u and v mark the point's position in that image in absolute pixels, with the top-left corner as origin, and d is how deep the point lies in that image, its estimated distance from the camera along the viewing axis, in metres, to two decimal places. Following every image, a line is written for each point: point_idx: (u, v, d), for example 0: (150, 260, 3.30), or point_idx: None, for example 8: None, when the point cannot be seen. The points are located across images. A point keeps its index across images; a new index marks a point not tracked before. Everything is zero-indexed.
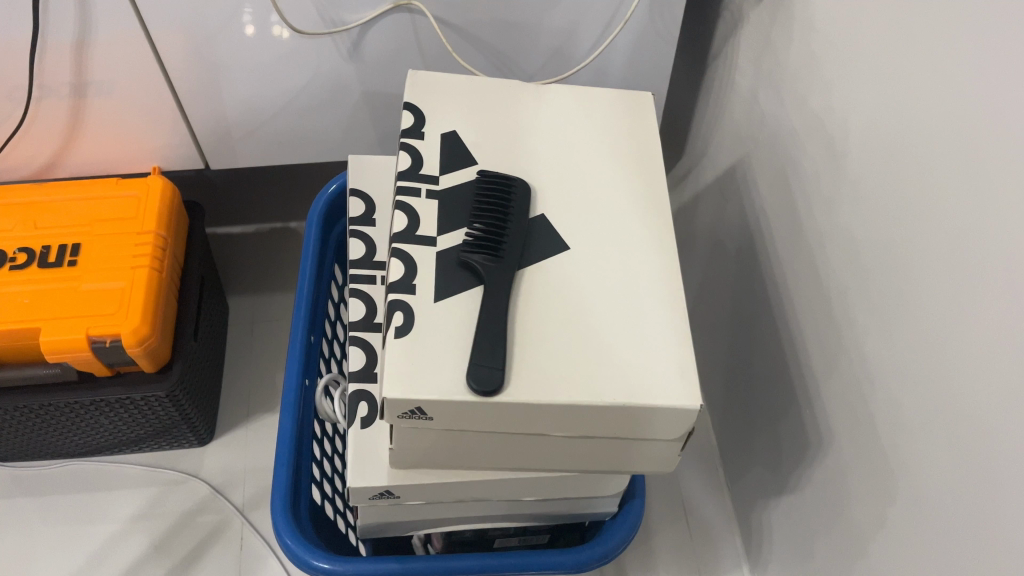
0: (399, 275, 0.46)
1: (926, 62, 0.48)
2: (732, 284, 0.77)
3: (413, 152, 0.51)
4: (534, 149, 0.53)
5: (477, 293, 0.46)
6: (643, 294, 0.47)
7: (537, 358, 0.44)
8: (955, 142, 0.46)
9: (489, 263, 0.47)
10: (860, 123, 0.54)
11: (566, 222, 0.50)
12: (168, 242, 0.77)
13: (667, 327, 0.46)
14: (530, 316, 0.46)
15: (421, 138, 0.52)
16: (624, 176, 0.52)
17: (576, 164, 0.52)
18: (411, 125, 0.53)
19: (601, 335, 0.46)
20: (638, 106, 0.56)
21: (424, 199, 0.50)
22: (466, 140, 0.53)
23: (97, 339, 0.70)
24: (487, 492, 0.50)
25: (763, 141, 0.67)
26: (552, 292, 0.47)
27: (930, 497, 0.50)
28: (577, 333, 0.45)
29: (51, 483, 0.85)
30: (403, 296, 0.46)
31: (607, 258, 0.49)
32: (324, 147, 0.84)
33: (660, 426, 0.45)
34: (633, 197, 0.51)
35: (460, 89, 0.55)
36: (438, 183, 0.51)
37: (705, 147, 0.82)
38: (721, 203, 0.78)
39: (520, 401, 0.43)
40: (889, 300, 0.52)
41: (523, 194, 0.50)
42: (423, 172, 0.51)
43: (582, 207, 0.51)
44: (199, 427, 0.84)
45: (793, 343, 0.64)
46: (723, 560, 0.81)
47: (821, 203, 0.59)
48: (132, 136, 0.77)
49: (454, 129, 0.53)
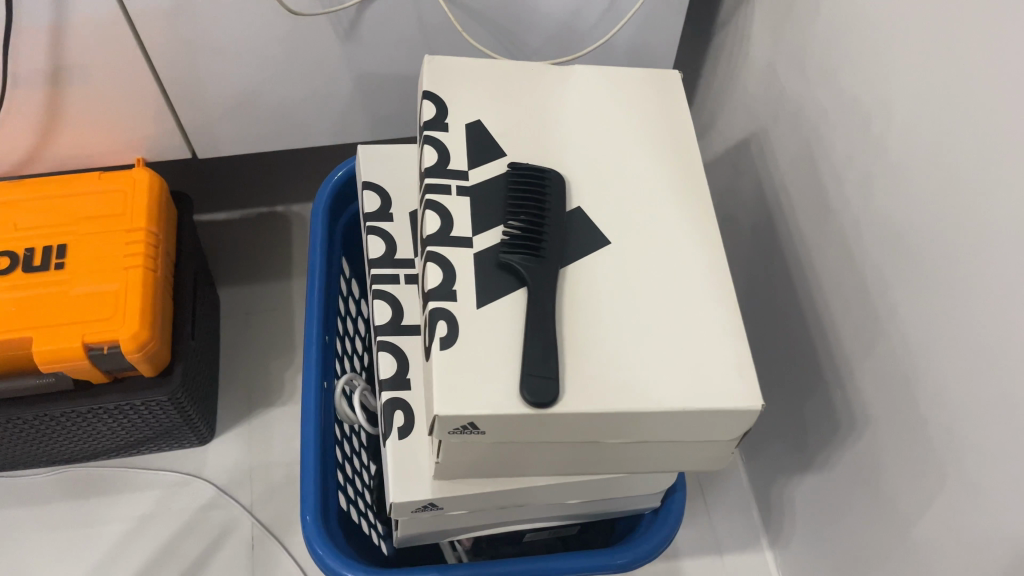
0: (437, 282, 0.44)
1: (970, 35, 0.46)
2: (749, 260, 0.75)
3: (439, 146, 0.49)
4: (564, 137, 0.51)
5: (521, 296, 0.44)
6: (692, 289, 0.46)
7: (590, 365, 0.42)
8: (1005, 120, 0.45)
9: (531, 264, 0.44)
10: (895, 98, 0.53)
11: (606, 215, 0.48)
12: (159, 238, 0.73)
13: (720, 323, 0.45)
14: (578, 318, 0.44)
15: (445, 131, 0.49)
16: (660, 164, 0.51)
17: (611, 154, 0.50)
18: (433, 117, 0.50)
19: (653, 336, 0.44)
20: (668, 89, 0.54)
21: (454, 197, 0.47)
22: (491, 129, 0.50)
23: (94, 346, 0.66)
24: (533, 497, 0.49)
25: (787, 113, 0.66)
26: (599, 291, 0.45)
27: (978, 481, 0.49)
28: (630, 333, 0.44)
29: (47, 491, 0.81)
30: (444, 304, 0.43)
31: (650, 253, 0.47)
32: (319, 132, 0.80)
33: (718, 427, 0.43)
34: (672, 187, 0.50)
35: (481, 73, 0.52)
36: (467, 179, 0.48)
37: (715, 119, 0.80)
38: (734, 177, 0.76)
39: (577, 411, 0.41)
40: (930, 281, 0.51)
41: (558, 185, 0.48)
42: (451, 167, 0.48)
43: (620, 198, 0.49)
44: (200, 426, 0.81)
45: (821, 321, 0.63)
46: (743, 535, 0.81)
47: (852, 180, 0.58)
48: (113, 126, 0.72)
49: (478, 118, 0.50)
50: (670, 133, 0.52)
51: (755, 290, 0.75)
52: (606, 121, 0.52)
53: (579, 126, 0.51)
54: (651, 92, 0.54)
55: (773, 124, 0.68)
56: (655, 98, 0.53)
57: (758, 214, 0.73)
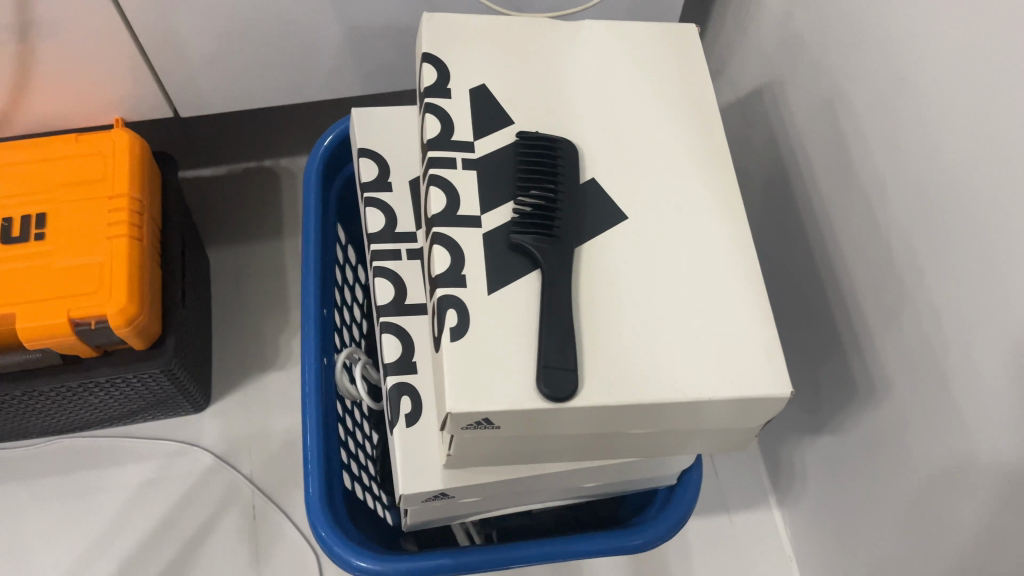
0: (445, 266, 0.41)
1: None
2: (761, 216, 0.73)
3: (441, 115, 0.45)
4: (575, 101, 0.47)
5: (535, 280, 0.41)
6: (716, 267, 0.43)
7: (610, 353, 0.40)
8: None
9: (544, 245, 0.42)
10: (923, 53, 0.49)
11: (624, 189, 0.45)
12: (143, 203, 0.69)
13: (746, 303, 0.43)
14: (596, 302, 0.41)
15: (448, 98, 0.46)
16: (679, 129, 0.47)
17: (628, 120, 0.47)
18: (433, 82, 0.46)
19: (676, 320, 0.41)
20: (685, 46, 0.50)
21: (460, 171, 0.44)
22: (497, 95, 0.46)
23: (81, 321, 0.63)
24: (548, 483, 0.47)
25: (806, 63, 0.62)
26: (618, 271, 0.42)
27: (1005, 458, 0.48)
28: (653, 317, 0.41)
29: (43, 464, 0.80)
30: (453, 291, 0.41)
31: (671, 229, 0.44)
32: (309, 87, 0.76)
33: (745, 414, 0.41)
34: (691, 155, 0.47)
35: (483, 32, 0.48)
36: (473, 151, 0.44)
37: (724, 66, 0.76)
38: (746, 129, 0.73)
39: (597, 405, 0.39)
40: (958, 250, 0.49)
41: (569, 155, 0.45)
42: (456, 139, 0.45)
43: (636, 168, 0.46)
44: (195, 395, 0.79)
45: (840, 285, 0.61)
46: (752, 493, 0.81)
47: (875, 140, 0.55)
48: (88, 84, 0.68)
49: (483, 83, 0.46)
50: (687, 94, 0.49)
51: (767, 248, 0.72)
52: (619, 81, 0.48)
53: (590, 86, 0.48)
54: (666, 47, 0.50)
55: (791, 75, 0.64)
56: (671, 54, 0.50)
57: (771, 169, 0.70)
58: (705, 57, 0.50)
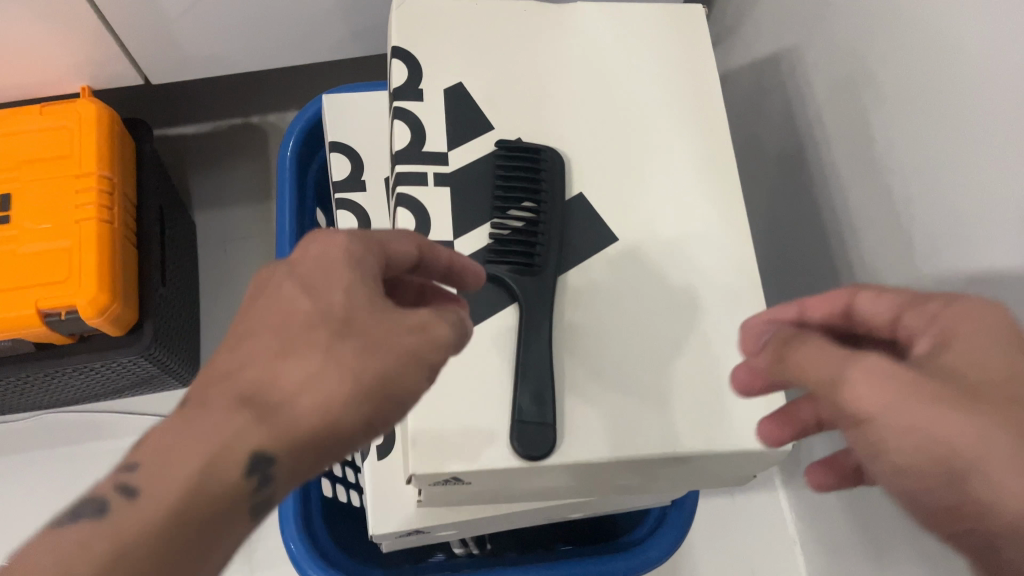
0: None
1: None
2: (772, 190, 0.68)
3: (412, 122, 0.46)
4: (558, 101, 0.48)
5: (514, 314, 0.42)
6: (711, 287, 0.45)
7: (591, 407, 0.41)
8: None
9: (524, 278, 0.42)
10: (955, 44, 0.43)
11: (623, 202, 0.46)
12: (115, 181, 0.65)
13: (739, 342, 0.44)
14: (582, 349, 0.42)
15: (419, 101, 0.46)
16: (677, 140, 0.48)
17: (634, 123, 0.48)
18: (404, 84, 0.46)
19: (668, 364, 0.43)
20: (695, 48, 0.51)
21: (431, 186, 0.44)
22: (475, 95, 0.47)
23: (51, 312, 0.60)
24: (529, 517, 0.46)
25: (829, 33, 0.55)
26: (609, 305, 0.43)
27: None
28: (640, 364, 0.42)
29: (29, 439, 0.79)
30: None
31: (666, 264, 0.45)
32: (288, 49, 0.70)
33: (736, 459, 0.43)
34: (694, 177, 0.47)
35: (459, 28, 0.48)
36: (447, 164, 0.45)
37: (737, 21, 0.69)
38: (760, 95, 0.67)
39: (574, 462, 0.40)
40: (979, 270, 0.44)
41: (554, 164, 0.45)
42: (427, 150, 0.45)
43: (634, 195, 0.46)
44: (181, 372, 0.77)
45: (853, 280, 0.57)
46: None
47: (897, 132, 0.49)
48: (48, 56, 0.63)
49: (459, 83, 0.47)
50: (688, 105, 0.49)
51: (778, 226, 0.67)
52: (621, 98, 0.48)
53: (582, 92, 0.48)
54: (676, 58, 0.50)
55: (812, 45, 0.58)
56: (679, 63, 0.50)
57: (785, 143, 0.64)
58: (716, 66, 0.50)
